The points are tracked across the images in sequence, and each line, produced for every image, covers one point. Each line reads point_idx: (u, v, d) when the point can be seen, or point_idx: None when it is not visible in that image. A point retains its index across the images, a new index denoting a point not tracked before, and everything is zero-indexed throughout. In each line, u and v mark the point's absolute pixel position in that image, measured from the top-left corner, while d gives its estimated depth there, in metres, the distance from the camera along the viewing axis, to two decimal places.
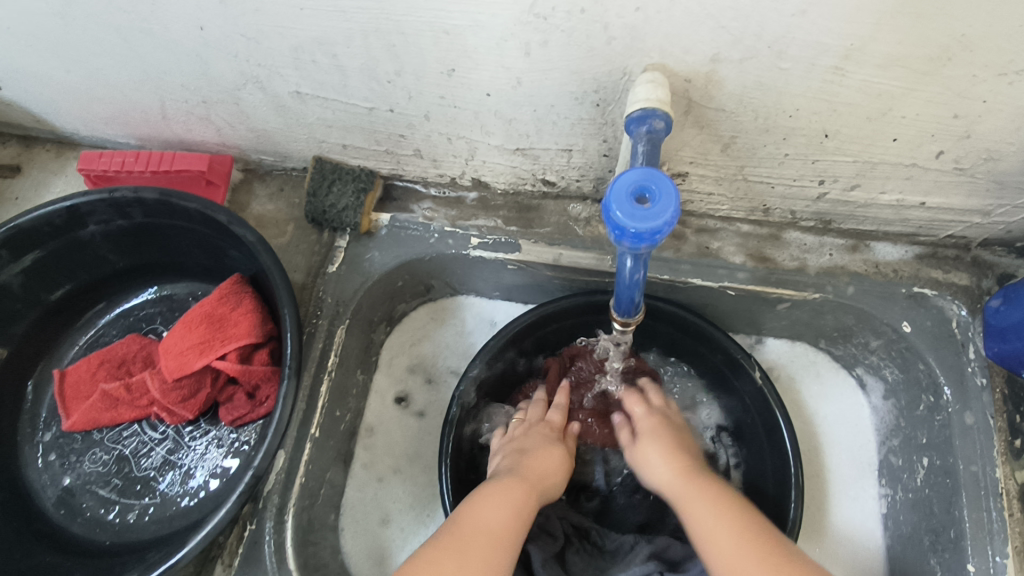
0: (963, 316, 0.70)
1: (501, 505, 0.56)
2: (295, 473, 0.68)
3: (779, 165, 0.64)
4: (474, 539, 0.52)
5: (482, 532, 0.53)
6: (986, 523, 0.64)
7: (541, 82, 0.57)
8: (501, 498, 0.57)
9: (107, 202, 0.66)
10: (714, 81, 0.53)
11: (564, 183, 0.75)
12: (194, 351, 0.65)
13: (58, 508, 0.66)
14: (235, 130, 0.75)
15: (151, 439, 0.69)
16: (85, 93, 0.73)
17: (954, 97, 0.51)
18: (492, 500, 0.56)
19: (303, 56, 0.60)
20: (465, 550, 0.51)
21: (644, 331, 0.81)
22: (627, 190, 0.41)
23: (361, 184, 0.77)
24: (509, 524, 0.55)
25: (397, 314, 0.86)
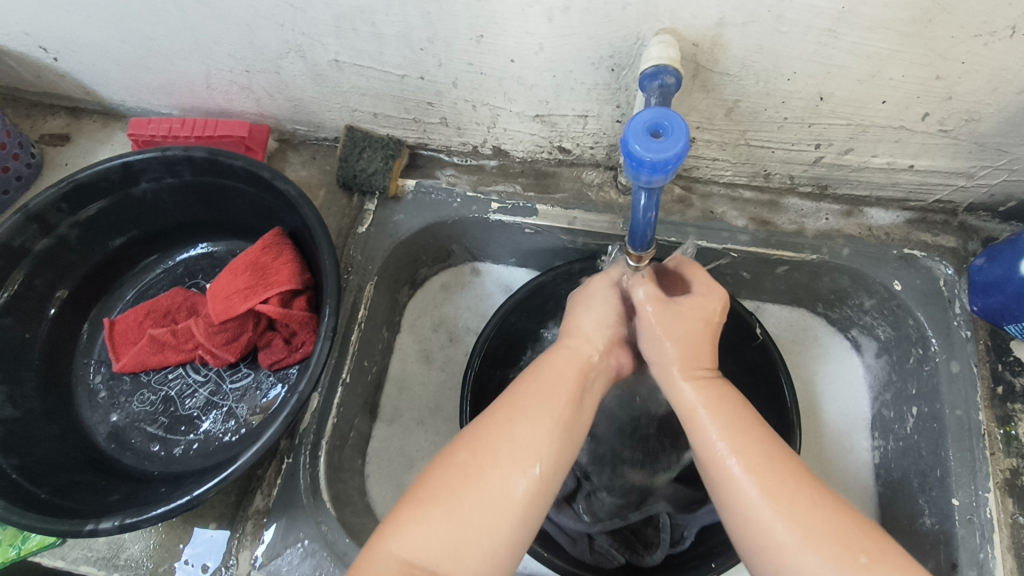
0: (950, 275, 0.76)
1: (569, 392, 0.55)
2: (329, 413, 0.73)
3: (779, 129, 0.69)
4: (511, 422, 0.52)
5: (519, 418, 0.52)
6: (969, 460, 0.69)
7: (562, 47, 0.63)
8: (547, 385, 0.55)
9: (159, 160, 0.71)
10: (719, 44, 0.59)
11: (579, 151, 0.80)
12: (240, 296, 0.70)
13: (109, 442, 0.72)
14: (273, 99, 0.81)
15: (194, 381, 0.74)
16: (137, 63, 0.78)
17: (936, 59, 0.57)
18: (532, 384, 0.55)
19: (344, 25, 0.65)
20: (505, 433, 0.51)
21: None
22: (643, 126, 0.46)
23: (389, 151, 0.83)
24: (553, 408, 0.53)
25: (419, 278, 0.92)
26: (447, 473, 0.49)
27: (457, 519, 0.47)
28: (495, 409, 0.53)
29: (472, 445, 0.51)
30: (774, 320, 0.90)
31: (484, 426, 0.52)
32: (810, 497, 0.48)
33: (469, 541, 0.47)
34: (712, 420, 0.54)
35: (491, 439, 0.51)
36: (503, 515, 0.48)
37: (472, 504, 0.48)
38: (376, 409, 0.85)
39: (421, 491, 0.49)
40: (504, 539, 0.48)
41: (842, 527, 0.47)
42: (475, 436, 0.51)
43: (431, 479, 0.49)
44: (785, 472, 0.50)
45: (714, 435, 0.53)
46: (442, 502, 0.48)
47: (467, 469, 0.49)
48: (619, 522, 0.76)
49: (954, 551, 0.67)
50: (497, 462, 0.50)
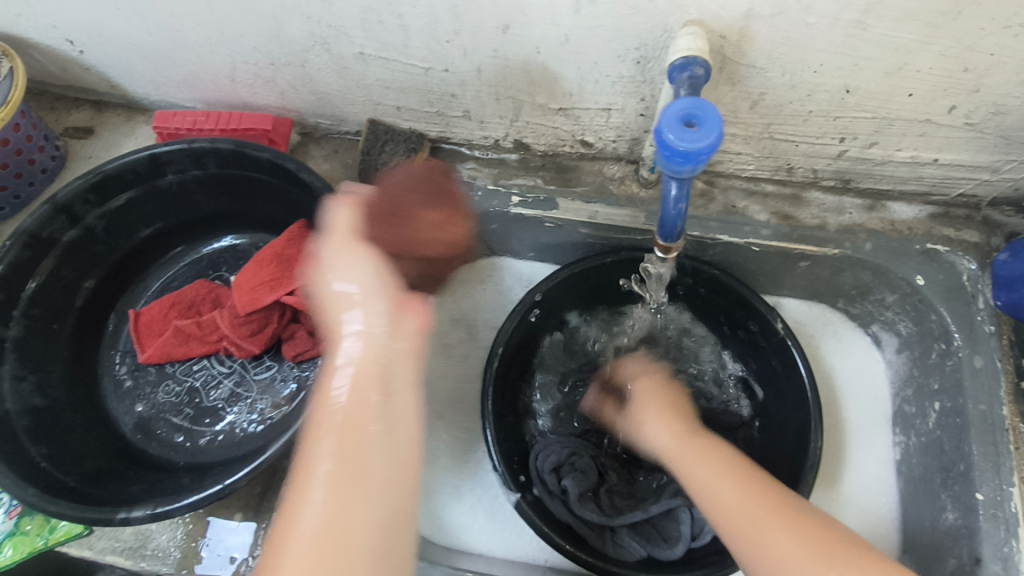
0: (974, 270, 0.75)
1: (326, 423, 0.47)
2: None
3: (803, 122, 0.69)
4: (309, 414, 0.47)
5: (331, 414, 0.47)
6: (993, 455, 0.68)
7: (588, 39, 0.63)
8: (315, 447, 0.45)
9: (186, 152, 0.72)
10: (747, 36, 0.59)
11: (601, 144, 0.80)
12: (264, 287, 0.71)
13: (135, 432, 0.72)
14: (297, 92, 0.81)
15: (219, 373, 0.75)
16: (162, 56, 0.79)
17: (965, 50, 0.56)
18: (319, 374, 0.50)
19: (370, 17, 0.66)
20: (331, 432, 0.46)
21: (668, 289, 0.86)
22: (677, 116, 0.46)
23: (412, 145, 0.83)
24: (323, 403, 0.49)
25: (440, 272, 0.92)
26: (349, 461, 0.45)
27: (347, 520, 0.42)
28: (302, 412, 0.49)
29: (340, 432, 0.46)
30: (794, 315, 0.90)
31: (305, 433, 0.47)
32: (785, 524, 0.53)
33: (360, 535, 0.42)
34: (705, 471, 0.60)
35: (347, 433, 0.46)
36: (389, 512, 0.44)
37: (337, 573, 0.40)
38: None
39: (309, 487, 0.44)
40: (375, 539, 0.42)
41: (808, 548, 0.51)
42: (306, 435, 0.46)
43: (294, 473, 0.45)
44: (776, 501, 0.55)
45: (708, 478, 0.59)
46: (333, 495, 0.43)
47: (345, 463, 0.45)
48: (640, 516, 0.77)
49: (977, 546, 0.67)
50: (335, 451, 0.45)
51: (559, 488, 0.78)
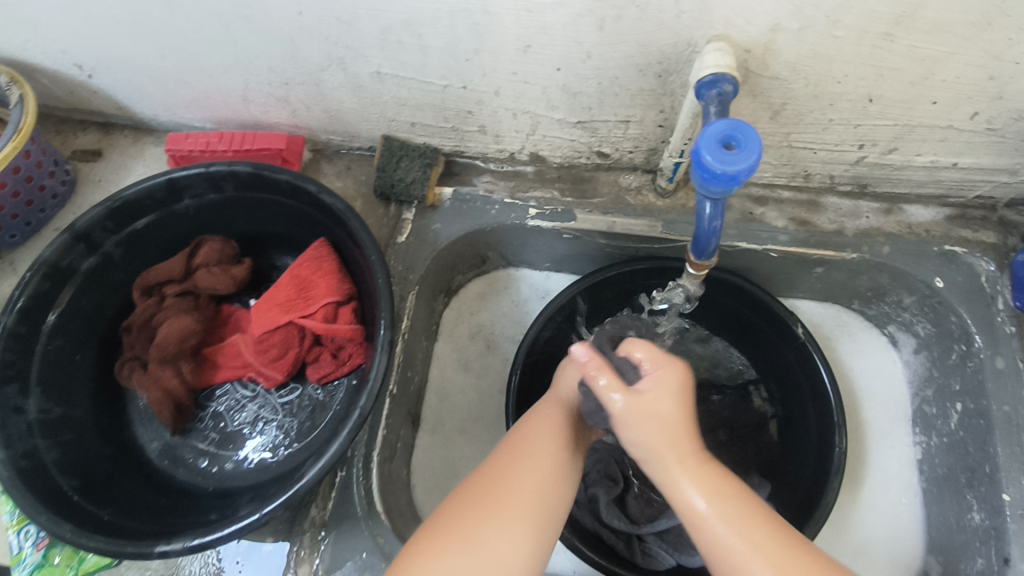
0: (992, 271, 0.76)
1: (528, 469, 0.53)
2: (378, 425, 0.74)
3: (823, 131, 0.69)
4: (541, 443, 0.56)
5: (535, 449, 0.55)
6: (1018, 456, 0.69)
7: (610, 55, 0.63)
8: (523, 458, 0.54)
9: (203, 176, 0.71)
10: (771, 50, 0.59)
11: (617, 155, 0.80)
12: (280, 308, 0.71)
13: (162, 458, 0.72)
14: (310, 110, 0.80)
15: (243, 396, 0.75)
16: (173, 77, 0.78)
17: (990, 59, 0.57)
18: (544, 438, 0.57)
19: (390, 37, 0.66)
20: (515, 457, 0.54)
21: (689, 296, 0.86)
22: (716, 138, 0.46)
23: (427, 159, 0.83)
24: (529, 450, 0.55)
25: (455, 286, 0.92)
26: (511, 479, 0.52)
27: (475, 525, 0.48)
28: (520, 430, 0.58)
29: (548, 466, 0.54)
30: (811, 317, 0.90)
31: (518, 442, 0.56)
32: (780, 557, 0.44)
33: (490, 535, 0.48)
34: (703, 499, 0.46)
35: (534, 464, 0.54)
36: (520, 521, 0.49)
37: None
38: (419, 418, 0.86)
39: (477, 483, 0.52)
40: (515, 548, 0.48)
41: None
42: (511, 453, 0.55)
43: (495, 463, 0.54)
44: (770, 528, 0.46)
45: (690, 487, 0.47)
46: (503, 495, 0.50)
47: (515, 475, 0.52)
48: (668, 523, 0.76)
49: (1005, 546, 0.68)
50: (520, 473, 0.52)
51: (586, 497, 0.79)
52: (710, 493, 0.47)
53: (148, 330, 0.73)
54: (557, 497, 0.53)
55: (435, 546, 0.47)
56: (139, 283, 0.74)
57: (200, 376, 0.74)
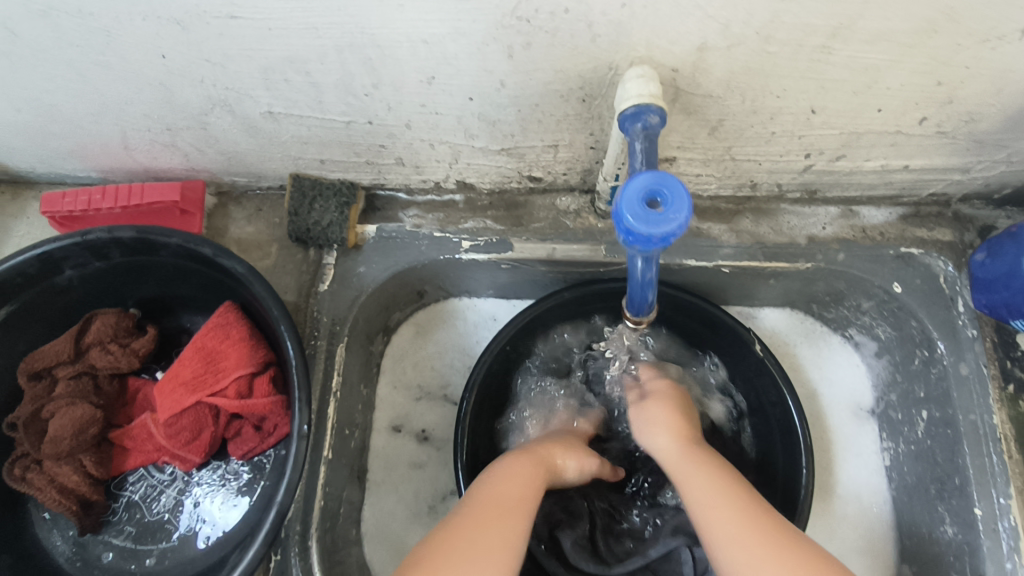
0: (950, 271, 0.72)
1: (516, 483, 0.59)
2: (313, 498, 0.68)
3: (766, 143, 0.64)
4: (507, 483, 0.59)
5: (508, 493, 0.57)
6: (988, 467, 0.66)
7: (525, 82, 0.56)
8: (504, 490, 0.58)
9: (81, 246, 0.62)
10: (701, 68, 0.52)
11: (551, 177, 0.74)
12: (186, 388, 0.64)
13: (73, 561, 0.65)
14: (204, 154, 0.72)
15: (159, 482, 0.68)
16: (38, 130, 0.68)
17: (938, 65, 0.51)
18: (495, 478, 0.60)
19: (273, 76, 0.57)
20: (489, 505, 0.55)
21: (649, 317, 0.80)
22: (638, 196, 0.41)
23: (344, 198, 0.75)
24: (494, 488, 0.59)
25: (393, 324, 0.85)
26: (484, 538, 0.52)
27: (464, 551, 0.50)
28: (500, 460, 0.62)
29: (529, 488, 0.59)
30: (771, 326, 0.85)
31: (505, 475, 0.60)
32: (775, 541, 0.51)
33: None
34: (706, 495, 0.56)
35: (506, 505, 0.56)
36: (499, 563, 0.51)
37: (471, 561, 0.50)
38: (365, 472, 0.80)
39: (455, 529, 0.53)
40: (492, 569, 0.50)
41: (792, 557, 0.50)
42: (484, 497, 0.56)
43: (477, 498, 0.56)
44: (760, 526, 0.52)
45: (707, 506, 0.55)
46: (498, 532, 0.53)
47: (493, 524, 0.53)
48: (640, 562, 0.72)
49: (981, 564, 0.65)
50: (491, 519, 0.54)
51: (548, 541, 0.73)
52: (710, 509, 0.55)
53: (38, 425, 0.65)
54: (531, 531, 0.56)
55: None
56: (24, 370, 0.66)
57: (106, 467, 0.66)
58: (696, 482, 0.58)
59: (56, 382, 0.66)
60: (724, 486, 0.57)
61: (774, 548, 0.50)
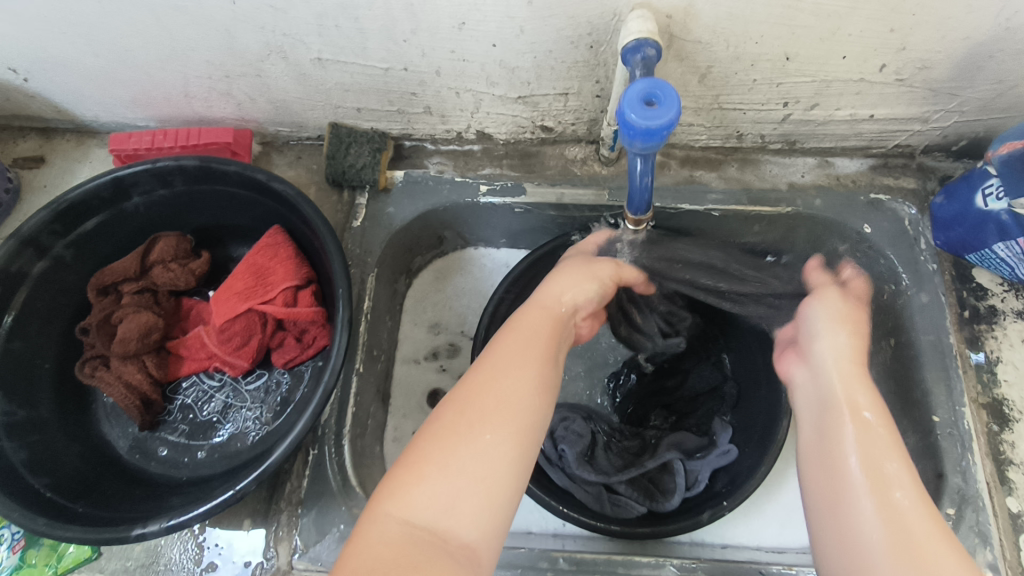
0: (913, 215, 0.81)
1: (494, 393, 0.51)
2: (347, 403, 0.75)
3: (749, 91, 0.73)
4: (483, 394, 0.51)
5: (483, 411, 0.49)
6: (947, 380, 0.74)
7: (542, 28, 0.66)
8: (481, 399, 0.50)
9: (150, 172, 0.72)
10: (691, 15, 0.62)
11: (561, 128, 0.83)
12: (238, 297, 0.73)
13: (133, 453, 0.73)
14: (254, 102, 0.81)
15: (210, 387, 0.76)
16: (112, 76, 0.78)
17: (890, 12, 0.61)
18: (473, 380, 0.52)
19: (326, 22, 0.67)
20: (493, 367, 0.53)
21: None
22: (638, 97, 0.50)
23: (376, 145, 0.84)
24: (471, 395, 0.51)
25: (414, 267, 0.94)
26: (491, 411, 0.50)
27: (475, 428, 0.49)
28: (508, 322, 0.59)
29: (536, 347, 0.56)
30: None
31: (509, 335, 0.57)
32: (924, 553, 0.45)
33: (473, 503, 0.46)
34: (856, 482, 0.51)
35: (483, 419, 0.49)
36: (513, 436, 0.49)
37: (458, 466, 0.47)
38: (388, 396, 0.88)
39: (461, 406, 0.50)
40: (465, 506, 0.45)
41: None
42: (467, 398, 0.50)
43: (482, 364, 0.54)
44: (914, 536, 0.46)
45: (866, 506, 0.49)
46: (468, 453, 0.47)
47: (477, 428, 0.49)
48: (636, 472, 0.79)
49: (940, 462, 0.72)
50: (491, 383, 0.52)
51: (555, 453, 0.81)
52: (863, 515, 0.49)
53: (109, 327, 0.73)
54: (549, 387, 0.53)
55: (434, 531, 0.44)
56: (94, 284, 0.74)
57: (164, 371, 0.74)
58: (871, 489, 0.50)
59: (122, 296, 0.74)
60: (911, 481, 0.50)
61: (919, 554, 0.45)
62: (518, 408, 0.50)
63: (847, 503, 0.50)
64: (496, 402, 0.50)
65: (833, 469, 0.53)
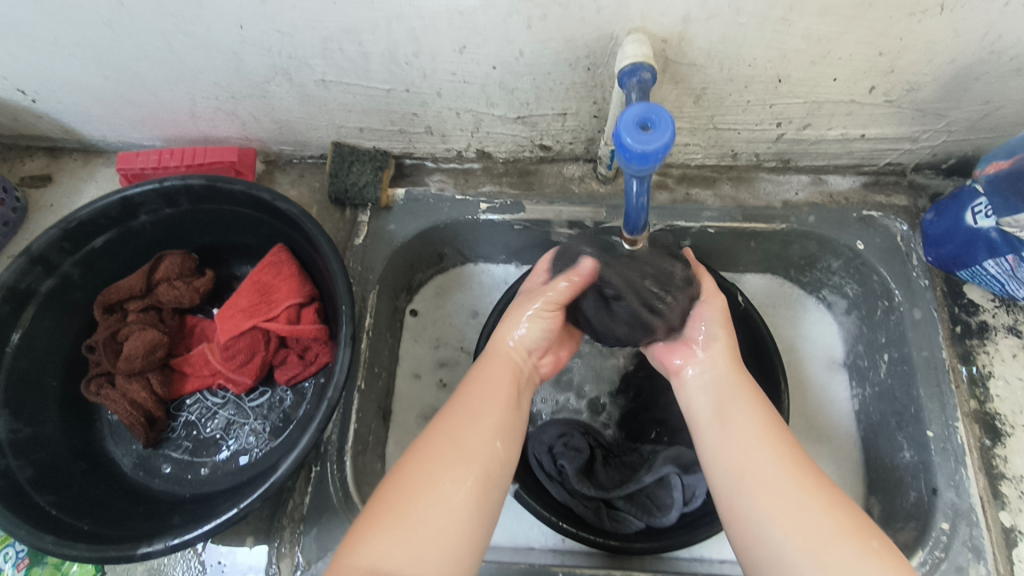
0: (905, 231, 0.83)
1: (462, 436, 0.55)
2: (349, 419, 0.76)
3: (743, 111, 0.75)
4: (450, 437, 0.55)
5: (449, 454, 0.54)
6: (939, 395, 0.76)
7: (540, 51, 0.67)
8: (449, 442, 0.55)
9: (157, 192, 0.73)
10: (685, 39, 0.64)
11: (559, 147, 0.85)
12: (243, 314, 0.74)
13: (137, 470, 0.73)
14: (259, 122, 0.83)
15: (213, 404, 0.76)
16: (120, 97, 0.79)
17: (878, 37, 0.63)
18: (443, 422, 0.57)
19: (331, 45, 0.68)
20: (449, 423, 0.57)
21: None
22: (633, 121, 0.52)
23: (378, 163, 0.86)
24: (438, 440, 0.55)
25: (415, 284, 0.95)
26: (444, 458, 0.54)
27: (432, 481, 0.52)
28: (465, 376, 0.63)
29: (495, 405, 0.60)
30: (752, 288, 0.96)
31: (472, 388, 0.60)
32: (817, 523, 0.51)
33: (433, 552, 0.49)
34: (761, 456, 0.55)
35: (451, 462, 0.53)
36: (465, 478, 0.53)
37: (423, 512, 0.50)
38: (388, 412, 0.88)
39: (420, 459, 0.54)
40: (427, 549, 0.49)
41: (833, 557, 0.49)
42: (437, 440, 0.55)
43: (450, 412, 0.58)
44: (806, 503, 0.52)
45: (762, 470, 0.54)
46: (434, 496, 0.51)
47: (445, 470, 0.53)
48: (634, 487, 0.80)
49: (932, 477, 0.73)
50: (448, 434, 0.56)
51: (553, 469, 0.82)
52: (763, 475, 0.54)
53: (114, 345, 0.74)
54: (511, 432, 0.58)
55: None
56: (100, 302, 0.75)
57: (168, 388, 0.75)
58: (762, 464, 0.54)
59: (128, 314, 0.76)
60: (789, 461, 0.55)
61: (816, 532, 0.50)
62: (485, 454, 0.55)
63: (755, 471, 0.54)
64: (465, 446, 0.55)
65: (737, 443, 0.57)
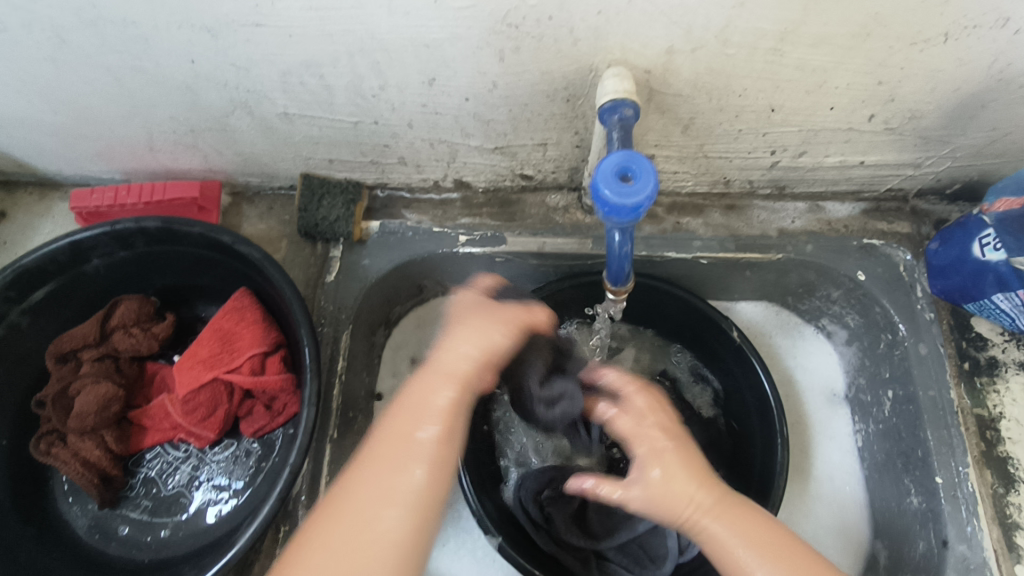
0: (909, 261, 0.78)
1: (375, 483, 0.51)
2: (319, 473, 0.72)
3: (735, 140, 0.70)
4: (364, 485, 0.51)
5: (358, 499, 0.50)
6: (947, 439, 0.71)
7: (515, 83, 0.62)
8: (363, 482, 0.51)
9: (109, 235, 0.68)
10: (670, 70, 0.59)
11: (541, 176, 0.80)
12: (203, 365, 0.69)
13: (92, 533, 0.69)
14: (221, 155, 0.78)
15: (175, 459, 0.72)
16: (72, 132, 0.75)
17: (878, 66, 0.58)
18: (383, 435, 0.53)
19: (290, 79, 0.64)
20: (381, 468, 0.51)
21: (640, 304, 0.86)
22: (612, 171, 0.47)
23: (350, 196, 0.81)
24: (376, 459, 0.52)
25: (393, 317, 0.90)
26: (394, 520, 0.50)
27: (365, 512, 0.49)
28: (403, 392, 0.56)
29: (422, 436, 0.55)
30: (748, 317, 0.91)
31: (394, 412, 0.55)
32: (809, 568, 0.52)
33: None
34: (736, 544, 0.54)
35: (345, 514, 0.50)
36: (384, 518, 0.49)
37: (346, 537, 0.48)
38: None
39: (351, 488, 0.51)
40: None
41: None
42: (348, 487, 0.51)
43: (377, 441, 0.53)
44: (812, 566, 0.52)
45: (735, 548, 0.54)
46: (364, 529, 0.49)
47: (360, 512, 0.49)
48: (627, 537, 0.76)
49: (942, 528, 0.69)
50: (382, 502, 0.50)
51: (540, 518, 0.77)
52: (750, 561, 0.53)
53: (65, 401, 0.69)
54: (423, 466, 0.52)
55: None
56: (53, 350, 0.71)
57: (125, 444, 0.70)
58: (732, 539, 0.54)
59: (81, 364, 0.71)
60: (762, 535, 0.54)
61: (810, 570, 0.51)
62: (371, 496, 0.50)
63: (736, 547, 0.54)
64: (371, 491, 0.50)
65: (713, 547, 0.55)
